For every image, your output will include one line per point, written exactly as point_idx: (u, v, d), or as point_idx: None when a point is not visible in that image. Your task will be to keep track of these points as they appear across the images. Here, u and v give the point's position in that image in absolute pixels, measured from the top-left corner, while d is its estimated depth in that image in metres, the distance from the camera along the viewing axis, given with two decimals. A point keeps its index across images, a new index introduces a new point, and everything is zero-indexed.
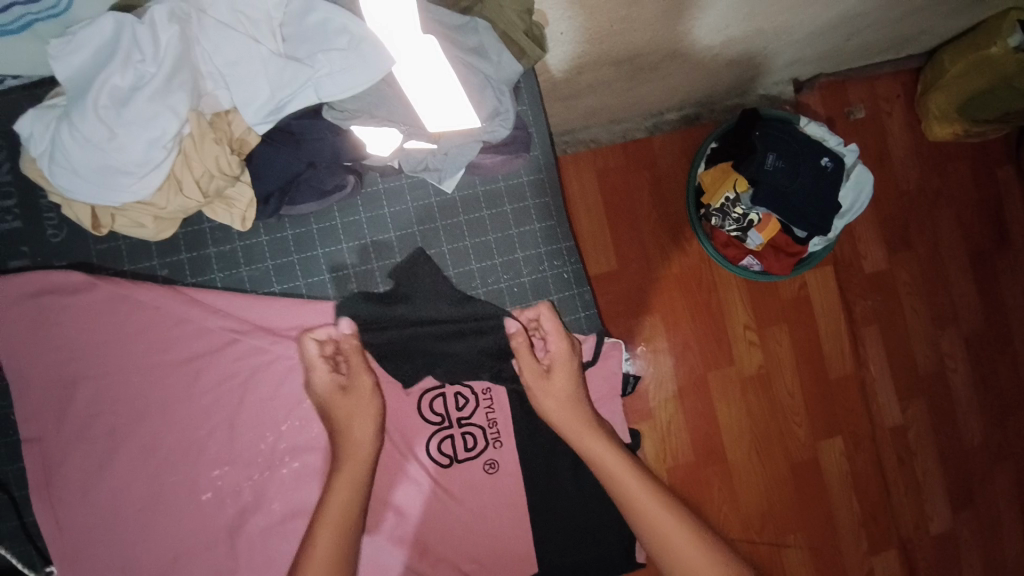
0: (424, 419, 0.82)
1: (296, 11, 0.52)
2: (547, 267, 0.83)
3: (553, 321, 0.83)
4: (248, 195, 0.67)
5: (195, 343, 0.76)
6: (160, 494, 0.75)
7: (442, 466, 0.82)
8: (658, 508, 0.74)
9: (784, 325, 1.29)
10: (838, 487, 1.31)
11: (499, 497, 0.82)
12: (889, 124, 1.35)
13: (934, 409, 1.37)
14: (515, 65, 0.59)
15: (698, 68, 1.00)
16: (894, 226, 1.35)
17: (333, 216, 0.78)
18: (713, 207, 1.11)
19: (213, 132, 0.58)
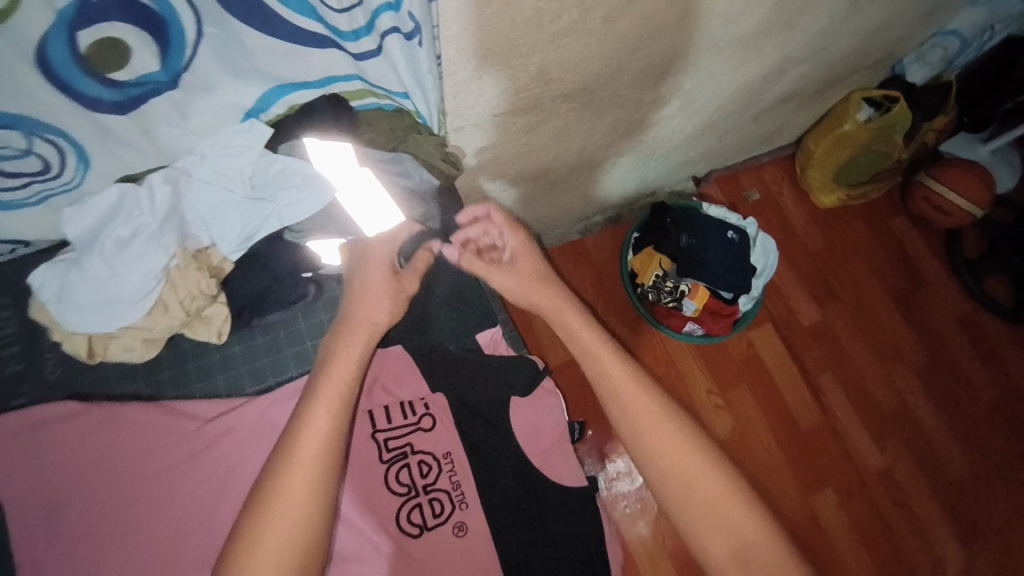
0: (390, 489, 0.79)
1: (259, 166, 0.64)
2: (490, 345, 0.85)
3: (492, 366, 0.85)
4: (223, 313, 0.72)
5: (173, 452, 0.72)
6: None
7: (412, 536, 0.78)
8: (690, 459, 0.64)
9: (745, 385, 1.36)
10: (843, 538, 1.28)
11: (473, 561, 0.79)
12: (783, 201, 1.58)
13: (910, 445, 1.40)
14: (431, 179, 0.72)
15: (603, 179, 1.22)
16: (814, 281, 1.51)
17: (296, 321, 0.77)
18: (647, 285, 1.26)
19: (197, 262, 0.69)
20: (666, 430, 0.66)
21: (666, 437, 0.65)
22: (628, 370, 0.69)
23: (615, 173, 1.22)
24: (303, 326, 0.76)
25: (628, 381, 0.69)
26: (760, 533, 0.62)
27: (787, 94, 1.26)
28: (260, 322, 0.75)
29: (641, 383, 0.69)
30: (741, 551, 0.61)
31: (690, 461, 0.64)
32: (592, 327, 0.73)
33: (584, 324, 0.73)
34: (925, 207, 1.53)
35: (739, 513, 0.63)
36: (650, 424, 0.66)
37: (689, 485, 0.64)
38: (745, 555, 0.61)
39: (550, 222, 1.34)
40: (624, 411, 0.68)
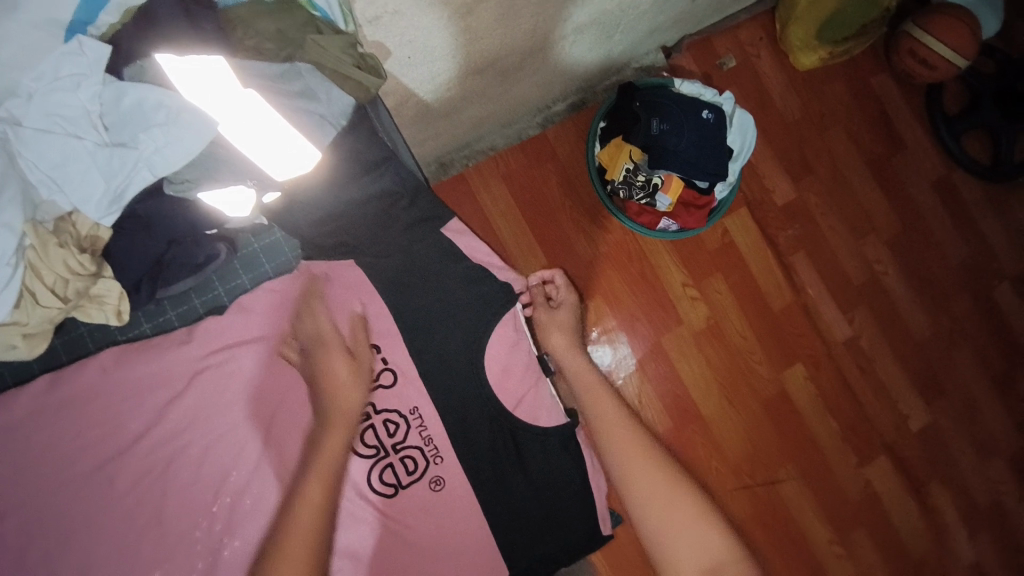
0: (360, 450, 0.85)
1: (109, 99, 0.56)
2: (439, 271, 0.85)
3: (444, 287, 0.85)
4: (116, 288, 0.75)
5: None
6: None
7: (386, 494, 0.85)
8: (664, 480, 0.78)
9: (719, 274, 1.33)
10: (811, 409, 1.35)
11: (451, 510, 0.86)
12: (760, 66, 1.43)
13: (877, 314, 1.43)
14: (345, 98, 0.64)
15: (562, 61, 1.07)
16: (791, 156, 1.42)
17: (213, 285, 0.90)
18: (617, 181, 1.15)
19: (57, 236, 0.65)
20: (646, 466, 0.80)
21: (640, 458, 0.81)
22: (619, 413, 0.87)
23: (574, 53, 1.06)
24: (218, 286, 0.91)
25: (609, 413, 0.87)
26: (728, 553, 0.73)
27: None
28: (167, 292, 0.82)
29: (618, 419, 0.86)
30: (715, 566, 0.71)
31: (670, 492, 0.77)
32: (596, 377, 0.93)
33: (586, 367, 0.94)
34: (909, 62, 1.40)
35: (712, 536, 0.74)
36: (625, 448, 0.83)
37: (668, 507, 0.76)
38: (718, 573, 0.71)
39: (506, 116, 1.20)
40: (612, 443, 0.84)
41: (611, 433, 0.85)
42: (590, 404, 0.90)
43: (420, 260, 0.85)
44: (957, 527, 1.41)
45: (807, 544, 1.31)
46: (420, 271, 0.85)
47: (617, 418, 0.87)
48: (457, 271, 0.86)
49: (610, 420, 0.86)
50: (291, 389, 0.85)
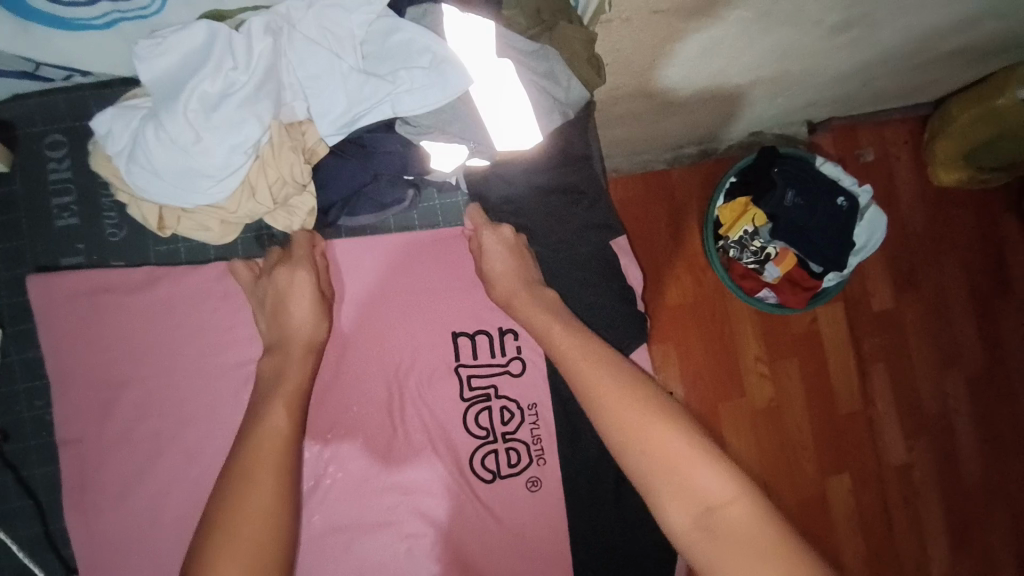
0: (470, 431, 0.86)
1: (381, 33, 0.62)
2: (597, 286, 0.82)
3: (594, 301, 0.82)
4: (310, 204, 0.73)
5: (248, 348, 0.82)
6: (199, 503, 0.79)
7: (486, 480, 0.86)
8: (696, 470, 0.59)
9: (794, 360, 1.30)
10: (844, 521, 1.30)
11: (539, 514, 0.87)
12: (896, 168, 1.40)
13: (935, 448, 1.37)
14: (582, 91, 0.66)
15: (720, 106, 1.05)
16: (900, 267, 1.38)
17: (387, 227, 0.85)
18: (731, 239, 1.13)
19: (290, 140, 0.67)
20: (630, 403, 0.63)
21: (678, 458, 0.59)
22: (589, 346, 0.70)
23: (735, 103, 1.05)
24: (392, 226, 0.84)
25: (591, 364, 0.67)
26: (725, 496, 0.58)
27: (952, 50, 1.08)
28: (348, 220, 0.80)
29: (634, 399, 0.63)
30: (709, 515, 0.58)
31: (659, 437, 0.60)
32: (554, 309, 0.75)
33: (531, 302, 0.75)
34: None
35: (705, 478, 0.59)
36: (657, 447, 0.60)
37: (654, 451, 0.60)
38: (709, 522, 0.57)
39: (639, 145, 1.18)
40: (587, 388, 0.66)
41: (584, 375, 0.67)
42: (549, 339, 0.72)
43: (579, 263, 0.82)
44: None
45: None
46: (574, 279, 0.82)
47: (593, 356, 0.69)
48: (615, 288, 0.83)
49: (579, 356, 0.69)
50: (425, 355, 0.86)
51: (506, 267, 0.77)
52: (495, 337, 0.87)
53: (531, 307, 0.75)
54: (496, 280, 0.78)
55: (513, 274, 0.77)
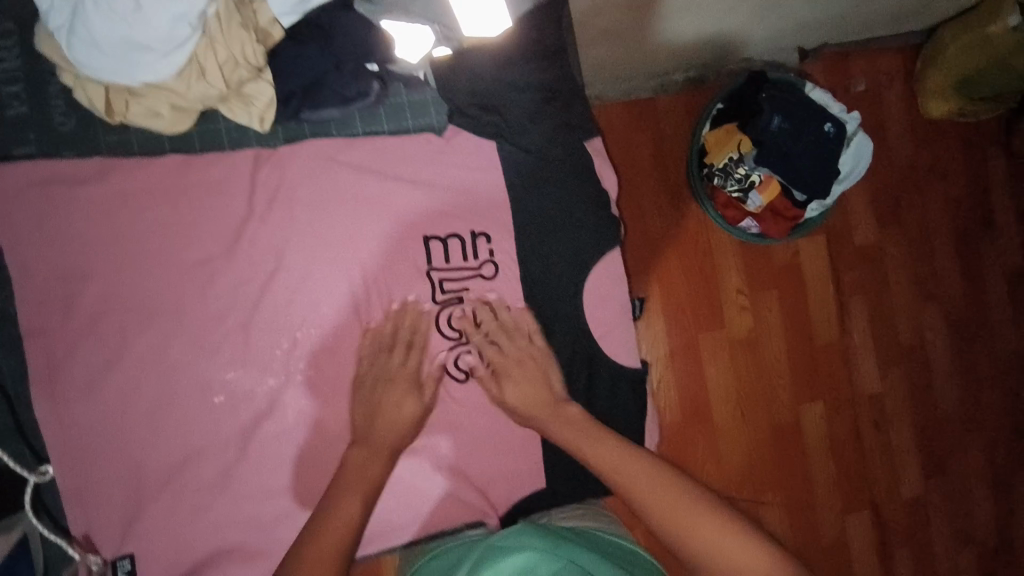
0: (445, 334, 0.89)
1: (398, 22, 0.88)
2: (568, 188, 0.92)
3: (565, 202, 0.91)
4: (267, 95, 0.85)
5: (206, 245, 0.84)
6: (171, 398, 0.82)
7: (459, 379, 0.89)
8: (707, 525, 0.73)
9: (775, 292, 1.31)
10: (816, 446, 1.35)
11: (511, 411, 0.90)
12: (886, 95, 1.37)
13: (910, 378, 1.42)
14: None
15: (696, 21, 1.08)
16: (884, 200, 1.38)
17: (354, 125, 0.91)
18: (716, 166, 1.11)
19: (241, 18, 0.82)
20: (647, 477, 0.78)
21: (676, 496, 0.76)
22: (600, 434, 0.83)
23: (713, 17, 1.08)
24: (358, 123, 0.91)
25: (608, 451, 0.81)
26: (733, 538, 0.72)
27: None
28: (312, 115, 0.88)
29: (646, 469, 0.79)
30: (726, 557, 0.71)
31: (675, 504, 0.75)
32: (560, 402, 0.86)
33: (547, 402, 0.86)
34: None
35: (714, 525, 0.73)
36: (671, 509, 0.75)
37: (674, 515, 0.74)
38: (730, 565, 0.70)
39: (624, 69, 1.17)
40: (608, 471, 0.80)
41: (604, 464, 0.80)
42: (565, 438, 0.84)
43: (557, 168, 0.92)
44: None
45: None
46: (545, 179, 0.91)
47: (607, 441, 0.82)
48: (581, 190, 0.92)
49: (594, 448, 0.82)
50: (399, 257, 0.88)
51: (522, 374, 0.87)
52: (467, 239, 0.90)
53: (543, 411, 0.85)
54: (507, 374, 0.87)
55: (525, 364, 0.87)
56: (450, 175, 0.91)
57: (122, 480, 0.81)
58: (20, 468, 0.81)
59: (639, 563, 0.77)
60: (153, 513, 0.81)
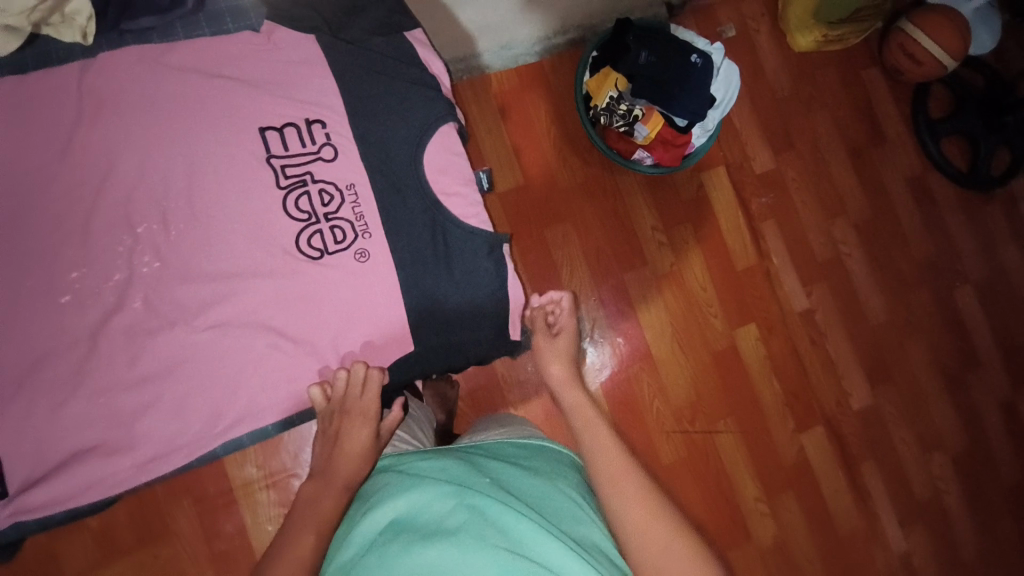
0: (289, 215, 0.80)
1: None
2: (408, 73, 0.87)
3: (409, 83, 0.86)
4: (87, 8, 0.79)
5: (28, 153, 0.76)
6: (15, 300, 0.75)
7: (313, 259, 0.81)
8: (664, 533, 0.60)
9: (689, 224, 1.37)
10: (758, 369, 1.39)
11: (370, 286, 0.82)
12: (758, 40, 1.48)
13: (835, 291, 1.48)
14: None
15: None
16: (775, 128, 1.47)
17: (176, 32, 0.83)
18: (600, 107, 1.18)
19: None
20: (620, 460, 0.68)
21: (658, 534, 0.59)
22: (599, 420, 0.77)
23: None
24: (180, 32, 0.83)
25: (593, 424, 0.76)
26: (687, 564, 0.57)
27: None
28: (132, 25, 0.82)
29: (619, 451, 0.70)
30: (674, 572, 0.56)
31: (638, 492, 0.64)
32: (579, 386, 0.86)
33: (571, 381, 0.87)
34: (899, 56, 1.45)
35: (673, 539, 0.59)
36: (631, 497, 0.63)
37: (632, 499, 0.63)
38: None
39: None
40: (587, 434, 0.75)
41: (588, 427, 0.75)
42: (568, 402, 0.83)
43: (379, 50, 0.86)
44: (889, 514, 1.44)
45: (734, 497, 1.34)
46: (387, 64, 0.86)
47: (597, 419, 0.77)
48: (413, 73, 0.86)
49: (589, 415, 0.78)
50: (237, 136, 0.79)
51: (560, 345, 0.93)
52: (302, 126, 0.82)
53: (561, 359, 0.90)
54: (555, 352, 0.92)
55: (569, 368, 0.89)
56: (266, 70, 0.82)
57: None
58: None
59: (546, 462, 0.74)
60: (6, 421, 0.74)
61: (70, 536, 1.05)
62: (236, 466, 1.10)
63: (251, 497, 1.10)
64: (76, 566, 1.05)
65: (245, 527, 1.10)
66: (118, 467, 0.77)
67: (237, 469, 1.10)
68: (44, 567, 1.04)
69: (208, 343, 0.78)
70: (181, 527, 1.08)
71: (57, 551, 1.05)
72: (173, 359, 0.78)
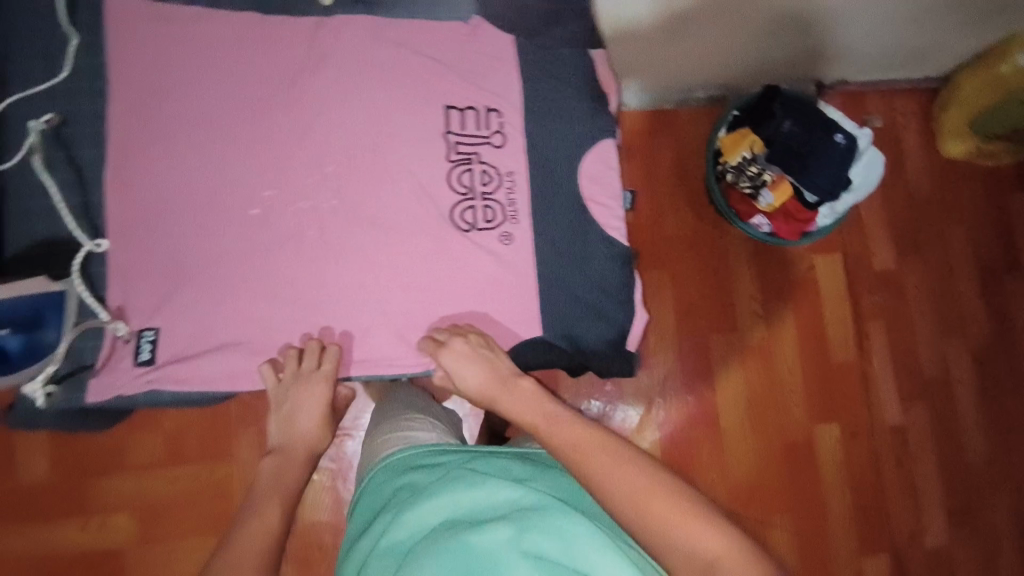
0: (450, 186, 0.88)
1: None
2: (575, 86, 0.92)
3: (574, 101, 0.92)
4: None
5: (236, 84, 0.86)
6: (191, 200, 0.84)
7: (461, 230, 0.87)
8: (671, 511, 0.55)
9: (789, 302, 1.32)
10: (832, 472, 1.30)
11: (507, 266, 0.88)
12: (905, 138, 1.43)
13: (934, 414, 1.36)
14: None
15: (747, 31, 1.14)
16: (903, 229, 1.40)
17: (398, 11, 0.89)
18: (730, 164, 1.18)
19: None
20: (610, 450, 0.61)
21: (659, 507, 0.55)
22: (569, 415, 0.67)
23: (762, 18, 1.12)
24: (400, 12, 0.89)
25: (556, 422, 0.66)
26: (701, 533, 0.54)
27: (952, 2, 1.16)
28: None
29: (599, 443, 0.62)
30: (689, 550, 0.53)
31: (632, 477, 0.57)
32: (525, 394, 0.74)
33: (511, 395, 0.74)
34: None
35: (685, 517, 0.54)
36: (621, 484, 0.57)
37: (624, 482, 0.57)
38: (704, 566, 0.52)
39: (672, 74, 1.26)
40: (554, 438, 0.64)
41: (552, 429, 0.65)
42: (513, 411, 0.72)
43: (549, 60, 0.92)
44: None
45: None
46: (559, 75, 0.92)
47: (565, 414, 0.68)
48: (577, 89, 0.92)
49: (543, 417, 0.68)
50: (420, 110, 0.88)
51: (478, 376, 0.78)
52: (481, 112, 0.89)
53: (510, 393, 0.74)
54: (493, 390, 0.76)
55: (509, 377, 0.76)
56: (450, 57, 0.89)
57: (147, 271, 0.84)
58: (79, 232, 0.82)
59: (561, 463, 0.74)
60: (157, 304, 0.83)
61: (148, 432, 1.14)
62: None
63: None
64: (144, 459, 1.14)
65: None
66: (247, 369, 0.84)
67: None
68: (119, 453, 1.14)
69: (336, 285, 0.85)
70: (240, 454, 1.15)
71: (136, 437, 1.14)
72: (301, 290, 0.85)
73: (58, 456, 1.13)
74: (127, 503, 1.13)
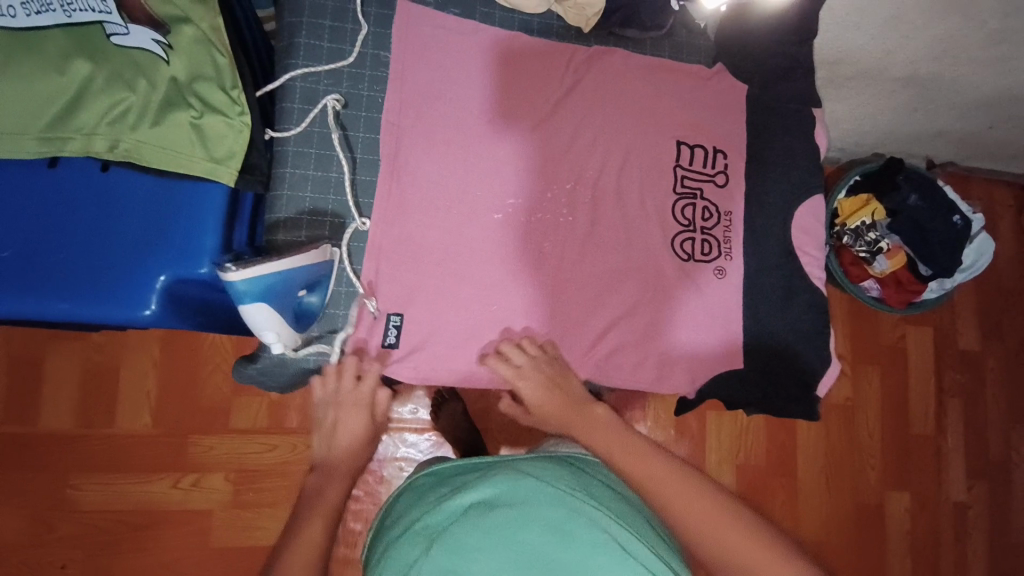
0: (674, 217, 0.89)
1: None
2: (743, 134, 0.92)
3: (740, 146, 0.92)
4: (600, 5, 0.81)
5: (416, 68, 0.81)
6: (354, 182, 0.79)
7: (682, 258, 0.88)
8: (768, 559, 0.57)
9: (878, 367, 1.35)
10: (896, 537, 1.32)
11: (718, 299, 0.89)
12: (1000, 226, 1.47)
13: (995, 496, 1.38)
14: None
15: (950, 95, 1.14)
16: (989, 313, 1.43)
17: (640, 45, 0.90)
18: (848, 227, 1.21)
19: None
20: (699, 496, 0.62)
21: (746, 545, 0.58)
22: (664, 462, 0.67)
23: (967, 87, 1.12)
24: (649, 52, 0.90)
25: (634, 456, 0.68)
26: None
27: None
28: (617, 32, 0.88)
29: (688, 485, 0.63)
30: None
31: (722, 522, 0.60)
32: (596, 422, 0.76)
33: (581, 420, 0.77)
34: None
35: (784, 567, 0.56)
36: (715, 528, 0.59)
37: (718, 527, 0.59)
38: None
39: (862, 129, 1.24)
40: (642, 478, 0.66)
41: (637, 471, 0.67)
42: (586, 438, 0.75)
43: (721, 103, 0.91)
44: None
45: None
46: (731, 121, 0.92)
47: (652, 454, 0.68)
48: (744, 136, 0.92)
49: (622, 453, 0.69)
50: (640, 140, 0.88)
51: (551, 399, 0.80)
52: (709, 151, 0.90)
53: (582, 419, 0.77)
54: (552, 411, 0.80)
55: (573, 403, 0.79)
56: (633, 84, 0.88)
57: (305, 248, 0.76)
58: (351, 207, 0.78)
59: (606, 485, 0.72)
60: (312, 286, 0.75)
61: (253, 397, 1.17)
62: (400, 400, 1.19)
63: (399, 431, 1.19)
64: (245, 423, 1.16)
65: (386, 455, 1.19)
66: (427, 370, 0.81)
67: (398, 405, 1.19)
68: (222, 414, 1.16)
69: (486, 289, 0.83)
70: None
71: (240, 401, 1.16)
72: (449, 288, 0.81)
73: (159, 409, 1.15)
74: (223, 463, 1.15)
